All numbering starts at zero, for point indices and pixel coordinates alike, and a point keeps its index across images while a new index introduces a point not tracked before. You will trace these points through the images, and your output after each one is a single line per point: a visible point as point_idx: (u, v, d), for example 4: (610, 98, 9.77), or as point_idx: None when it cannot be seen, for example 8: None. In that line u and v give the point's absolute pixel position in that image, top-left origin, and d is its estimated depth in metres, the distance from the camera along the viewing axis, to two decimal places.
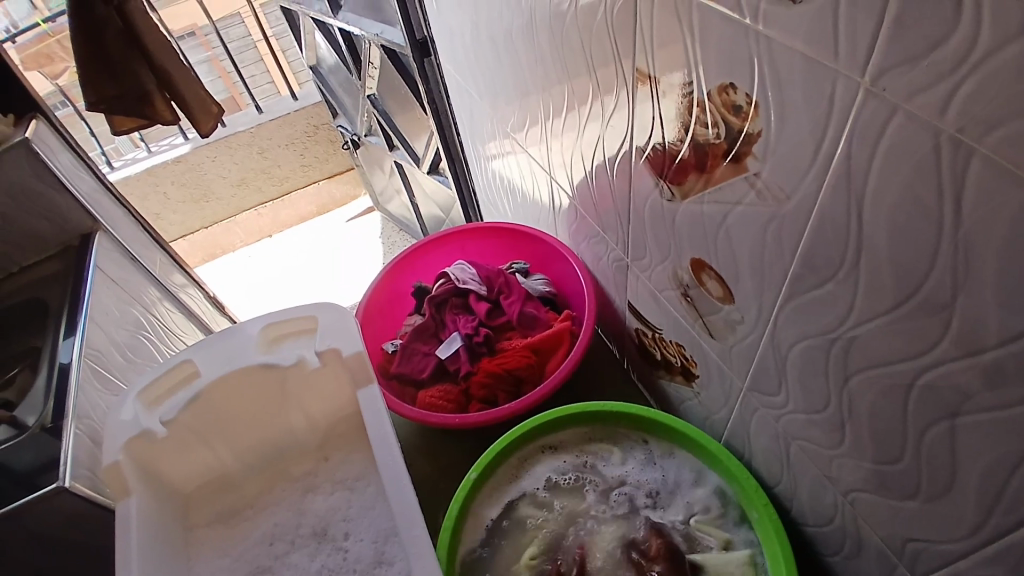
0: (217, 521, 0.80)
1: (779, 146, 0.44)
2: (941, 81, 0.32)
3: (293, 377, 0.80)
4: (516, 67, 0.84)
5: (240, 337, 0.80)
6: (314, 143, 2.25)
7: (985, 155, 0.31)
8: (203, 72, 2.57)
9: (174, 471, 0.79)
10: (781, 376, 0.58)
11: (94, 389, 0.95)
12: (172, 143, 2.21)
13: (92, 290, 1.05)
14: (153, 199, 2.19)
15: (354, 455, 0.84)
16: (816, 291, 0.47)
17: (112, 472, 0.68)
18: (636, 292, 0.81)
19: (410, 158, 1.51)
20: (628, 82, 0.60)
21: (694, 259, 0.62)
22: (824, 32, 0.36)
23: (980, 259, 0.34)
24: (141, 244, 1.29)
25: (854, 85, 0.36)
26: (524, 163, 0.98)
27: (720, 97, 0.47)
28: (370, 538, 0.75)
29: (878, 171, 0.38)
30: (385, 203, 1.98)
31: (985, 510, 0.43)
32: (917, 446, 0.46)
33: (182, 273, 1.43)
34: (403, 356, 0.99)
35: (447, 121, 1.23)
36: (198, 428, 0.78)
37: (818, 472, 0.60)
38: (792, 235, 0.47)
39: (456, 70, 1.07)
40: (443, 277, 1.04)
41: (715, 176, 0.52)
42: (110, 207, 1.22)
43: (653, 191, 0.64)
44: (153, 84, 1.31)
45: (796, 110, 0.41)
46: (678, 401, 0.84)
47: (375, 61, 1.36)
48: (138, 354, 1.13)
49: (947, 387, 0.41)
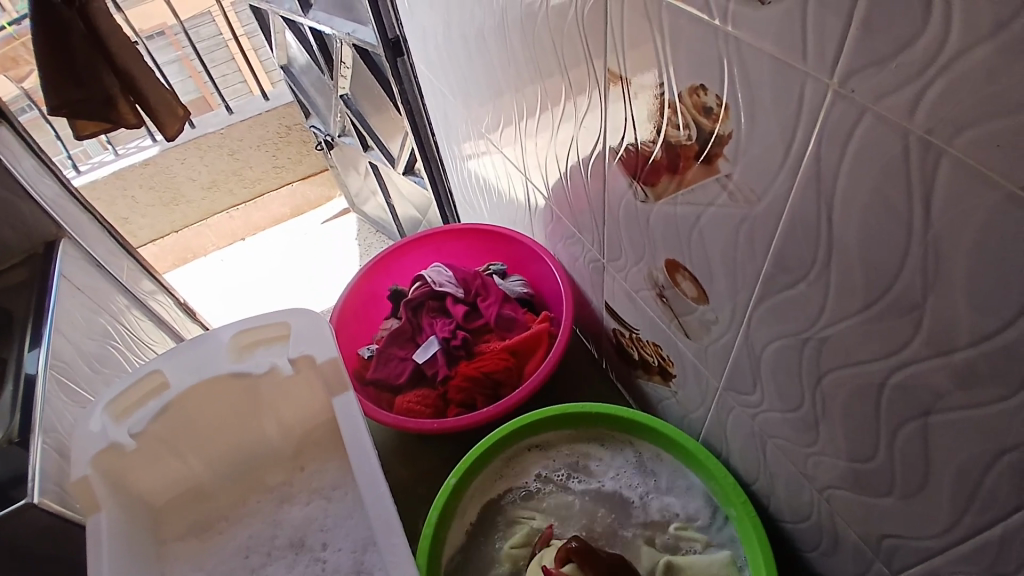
0: (191, 533, 0.78)
1: (750, 148, 0.44)
2: (910, 83, 0.32)
3: (266, 385, 0.78)
4: (488, 67, 0.83)
5: (211, 344, 0.78)
6: (287, 144, 2.22)
7: (954, 157, 0.31)
8: (171, 72, 2.51)
9: (145, 483, 0.77)
10: (756, 375, 0.58)
11: (61, 401, 0.92)
12: (141, 145, 2.16)
13: (58, 299, 1.02)
14: (121, 203, 2.13)
15: (331, 463, 0.82)
16: (789, 291, 0.47)
17: (79, 486, 0.66)
18: (612, 293, 0.80)
19: (385, 159, 1.49)
20: (600, 83, 0.59)
21: (669, 260, 0.62)
22: (793, 33, 0.36)
23: (950, 260, 0.34)
24: (107, 251, 1.25)
25: (822, 87, 0.36)
26: (499, 163, 0.97)
27: (691, 98, 0.47)
28: (348, 547, 0.74)
29: (848, 173, 0.37)
30: (360, 204, 1.96)
31: (958, 506, 0.43)
32: (891, 443, 0.46)
33: (150, 279, 1.39)
34: (379, 361, 0.97)
35: (421, 121, 1.22)
36: (169, 438, 0.76)
37: (794, 470, 0.60)
38: (764, 237, 0.47)
39: (429, 70, 1.06)
40: (419, 279, 1.03)
41: (687, 177, 0.52)
42: (75, 214, 1.19)
43: (626, 192, 0.63)
44: (117, 88, 1.28)
45: (765, 111, 0.41)
46: (656, 401, 0.84)
47: (347, 61, 1.34)
48: (106, 365, 1.09)
49: (919, 386, 0.41)
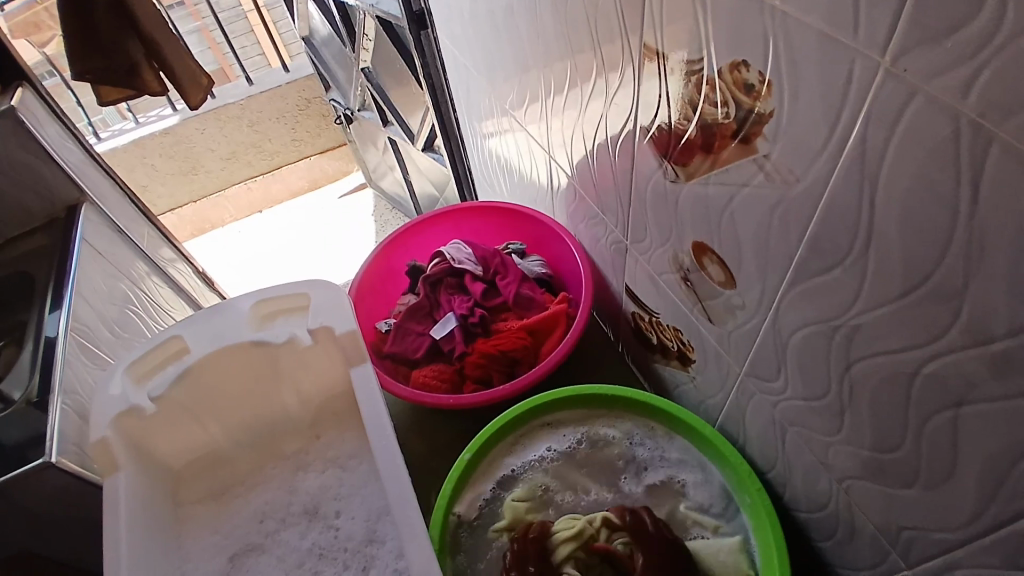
0: (207, 498, 0.79)
1: (791, 128, 0.43)
2: (963, 64, 0.31)
3: (284, 355, 0.79)
4: (517, 42, 0.82)
5: (230, 312, 0.79)
6: (306, 117, 2.21)
7: (1005, 142, 0.30)
8: (192, 43, 2.50)
9: (164, 448, 0.78)
10: (781, 362, 0.57)
11: (81, 363, 0.93)
12: (161, 114, 2.16)
13: (78, 263, 1.03)
14: (140, 171, 2.14)
15: (347, 434, 0.83)
16: (822, 277, 0.47)
17: (99, 447, 0.67)
18: (634, 275, 0.80)
19: (405, 135, 1.48)
20: (634, 59, 0.58)
21: (696, 242, 0.61)
22: (844, 9, 0.35)
23: (994, 247, 0.34)
24: (129, 218, 1.26)
25: (872, 66, 0.35)
26: (522, 141, 0.96)
27: (730, 75, 0.46)
28: (362, 517, 0.75)
29: (894, 156, 0.37)
30: (377, 179, 1.96)
31: (983, 498, 0.43)
32: (917, 434, 0.46)
33: (170, 248, 1.40)
34: (397, 336, 0.98)
35: (444, 97, 1.21)
36: (187, 404, 0.77)
37: (813, 458, 0.60)
38: (799, 220, 0.46)
39: (454, 44, 1.04)
40: (438, 256, 1.03)
41: (722, 157, 0.51)
42: (98, 179, 1.19)
43: (656, 172, 0.62)
44: (141, 55, 1.27)
45: (810, 89, 0.40)
46: (672, 385, 0.84)
47: (370, 33, 1.33)
48: (126, 329, 1.11)
49: (951, 376, 0.40)
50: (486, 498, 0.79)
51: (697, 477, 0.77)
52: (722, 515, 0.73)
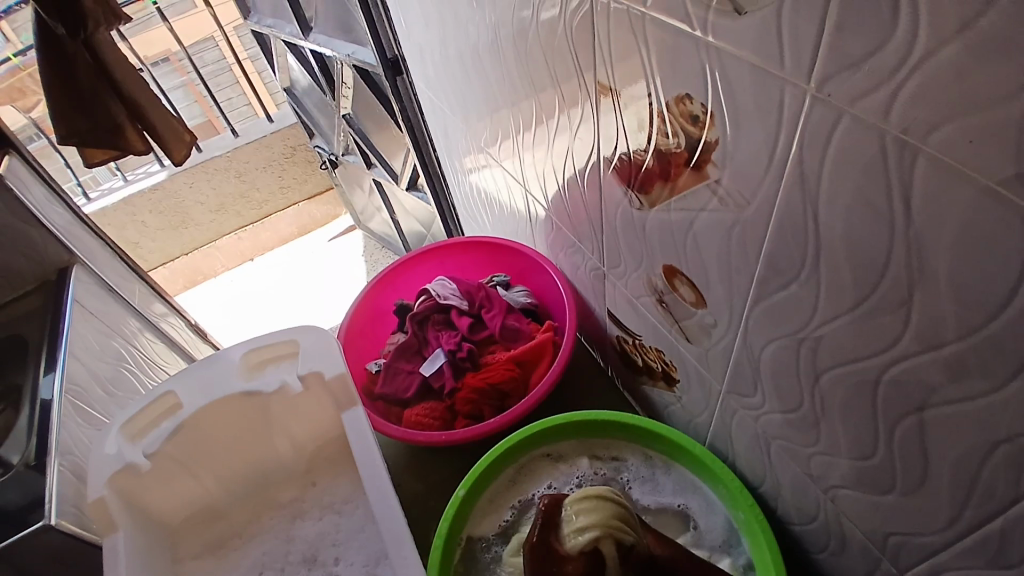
0: (206, 552, 0.79)
1: (736, 155, 0.45)
2: (884, 85, 0.32)
3: (276, 403, 0.80)
4: (484, 82, 0.85)
5: (222, 362, 0.80)
6: (292, 165, 2.25)
7: (929, 156, 0.32)
8: (178, 98, 2.55)
9: (161, 503, 0.78)
10: (756, 376, 0.58)
11: (76, 424, 0.94)
12: (150, 170, 2.20)
13: (71, 324, 1.04)
14: (131, 228, 2.17)
15: (341, 479, 0.84)
16: (781, 294, 0.48)
17: (96, 507, 0.67)
18: (614, 300, 0.81)
19: (388, 176, 1.51)
20: (591, 95, 0.61)
21: (666, 265, 0.63)
22: (771, 43, 0.37)
23: (933, 257, 0.35)
24: (119, 276, 1.28)
25: (800, 92, 0.37)
26: (499, 176, 0.98)
27: (677, 107, 0.48)
28: (360, 561, 0.75)
29: (830, 176, 0.38)
30: (365, 221, 1.98)
31: (958, 500, 0.44)
32: (889, 441, 0.47)
33: (161, 302, 1.42)
34: (387, 375, 0.99)
35: (422, 137, 1.24)
36: (182, 458, 0.78)
37: (799, 470, 0.61)
38: (754, 241, 0.48)
39: (427, 87, 1.08)
40: (424, 293, 1.04)
41: (679, 184, 0.53)
42: (86, 239, 1.21)
43: (622, 200, 0.64)
44: (123, 115, 1.30)
45: (749, 117, 0.42)
46: (662, 407, 0.85)
47: (348, 82, 1.37)
48: (120, 386, 1.11)
49: (912, 382, 0.41)
50: (488, 538, 0.78)
51: (698, 506, 0.76)
52: (726, 549, 0.72)
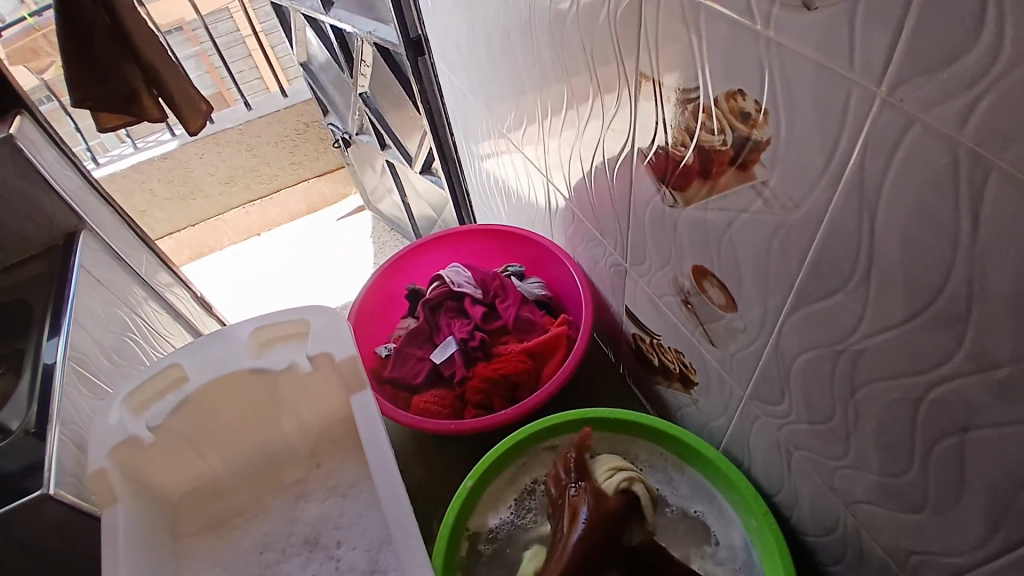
0: (206, 529, 0.78)
1: (787, 157, 0.43)
2: (961, 93, 0.31)
3: (284, 382, 0.78)
4: (512, 67, 0.82)
5: (230, 339, 0.79)
6: (304, 141, 2.22)
7: (1003, 170, 0.31)
8: (190, 68, 2.52)
9: (162, 477, 0.77)
10: (784, 384, 0.57)
11: (79, 392, 0.93)
12: (160, 139, 2.17)
13: (77, 291, 1.03)
14: (139, 196, 2.15)
15: (347, 462, 0.83)
16: (823, 301, 0.46)
17: (96, 478, 0.66)
18: (634, 297, 0.80)
19: (402, 158, 1.49)
20: (631, 86, 0.59)
21: (695, 265, 0.61)
22: (839, 41, 0.35)
23: (998, 275, 0.33)
24: (126, 244, 1.26)
25: (869, 95, 0.35)
26: (520, 163, 0.97)
27: (727, 103, 0.46)
28: (363, 546, 0.74)
29: (893, 181, 0.37)
30: (375, 202, 1.96)
31: (990, 522, 0.43)
32: (923, 459, 0.45)
33: (168, 272, 1.41)
34: (397, 361, 0.97)
35: (441, 120, 1.22)
36: (187, 433, 0.77)
37: (820, 481, 0.60)
38: (799, 245, 0.46)
39: (450, 69, 1.06)
40: (437, 279, 1.03)
41: (720, 183, 0.51)
42: (96, 205, 1.20)
43: (654, 196, 0.63)
44: (140, 82, 1.28)
45: (806, 117, 0.40)
46: (675, 407, 0.84)
47: (367, 59, 1.34)
48: (124, 356, 1.10)
49: (958, 402, 0.40)
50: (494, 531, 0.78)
51: (715, 516, 0.75)
52: (742, 563, 0.71)
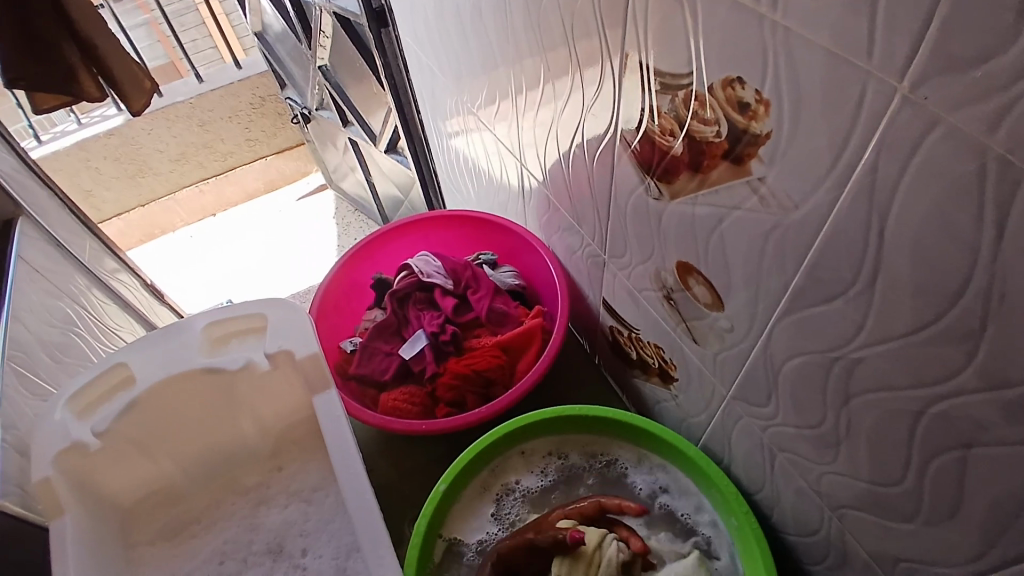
0: (163, 537, 0.73)
1: (789, 153, 0.40)
2: (994, 96, 0.28)
3: (242, 382, 0.73)
4: (485, 43, 0.77)
5: (181, 335, 0.72)
6: (261, 116, 2.11)
7: None
8: (139, 37, 2.36)
9: (112, 484, 0.72)
10: (771, 387, 0.55)
11: (19, 394, 0.85)
12: (105, 114, 2.04)
13: (15, 283, 0.94)
14: (84, 175, 2.02)
15: (311, 464, 0.78)
16: (820, 307, 0.44)
17: (42, 489, 0.60)
18: (612, 289, 0.76)
19: (366, 136, 1.41)
20: (616, 68, 0.54)
21: (681, 262, 0.58)
22: (857, 28, 0.32)
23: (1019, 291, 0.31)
24: (68, 230, 1.17)
25: (888, 90, 0.32)
26: (491, 145, 0.91)
27: (723, 91, 0.42)
28: (330, 554, 0.70)
29: (909, 186, 0.33)
30: (338, 181, 1.88)
31: (986, 536, 0.41)
32: (920, 471, 0.44)
33: (113, 258, 1.32)
34: (363, 356, 0.92)
35: (406, 97, 1.15)
36: (137, 439, 0.71)
37: (805, 484, 0.58)
38: (797, 247, 0.43)
39: (417, 44, 0.99)
40: (405, 269, 0.98)
41: (711, 177, 0.48)
42: (32, 186, 1.11)
43: (638, 187, 0.59)
44: (78, 58, 1.17)
45: (813, 111, 0.37)
46: (653, 401, 0.81)
47: (327, 30, 1.26)
48: (69, 353, 1.02)
49: (962, 418, 0.38)
50: (476, 541, 0.74)
51: (699, 515, 0.73)
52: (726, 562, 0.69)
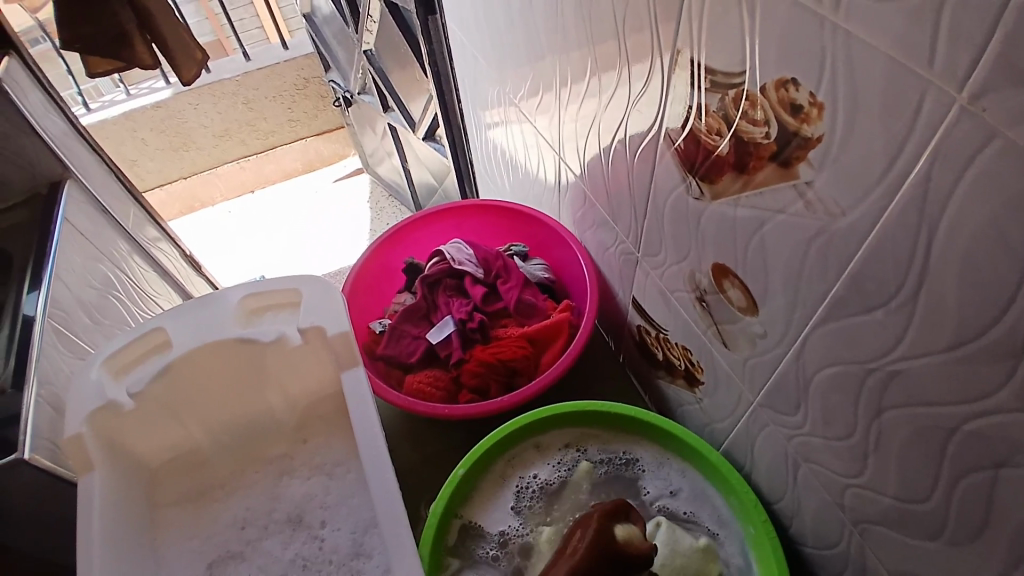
0: (186, 500, 0.75)
1: (839, 159, 0.39)
2: None
3: (272, 354, 0.74)
4: (532, 33, 0.77)
5: (217, 305, 0.75)
6: (303, 97, 2.14)
7: None
8: (189, 12, 2.42)
9: (140, 444, 0.74)
10: (802, 397, 0.54)
11: (58, 351, 0.88)
12: (154, 87, 2.09)
13: (60, 244, 0.97)
14: (130, 145, 2.07)
15: (335, 439, 0.79)
16: (860, 317, 0.43)
17: (72, 445, 0.63)
18: (643, 288, 0.76)
19: (405, 122, 1.43)
20: (665, 64, 0.54)
21: (717, 264, 0.57)
22: (920, 34, 0.31)
23: None
24: (112, 196, 1.21)
25: (947, 99, 0.31)
26: (530, 136, 0.92)
27: (776, 92, 0.42)
28: (348, 528, 0.71)
29: (961, 199, 0.33)
30: (374, 165, 1.90)
31: (1013, 561, 0.40)
32: (949, 490, 0.43)
33: (154, 227, 1.35)
34: (391, 338, 0.94)
35: (448, 86, 1.16)
36: (167, 402, 0.73)
37: (827, 497, 0.57)
38: (840, 255, 0.42)
39: (463, 32, 1.00)
40: (438, 255, 0.99)
41: (756, 178, 0.47)
42: (80, 152, 1.14)
43: (679, 185, 0.59)
44: (133, 24, 1.19)
45: (868, 118, 0.36)
46: (676, 404, 0.81)
47: (374, 15, 1.27)
48: (107, 315, 1.06)
49: (997, 438, 0.37)
50: (499, 531, 0.74)
51: (713, 521, 0.72)
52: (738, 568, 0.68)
